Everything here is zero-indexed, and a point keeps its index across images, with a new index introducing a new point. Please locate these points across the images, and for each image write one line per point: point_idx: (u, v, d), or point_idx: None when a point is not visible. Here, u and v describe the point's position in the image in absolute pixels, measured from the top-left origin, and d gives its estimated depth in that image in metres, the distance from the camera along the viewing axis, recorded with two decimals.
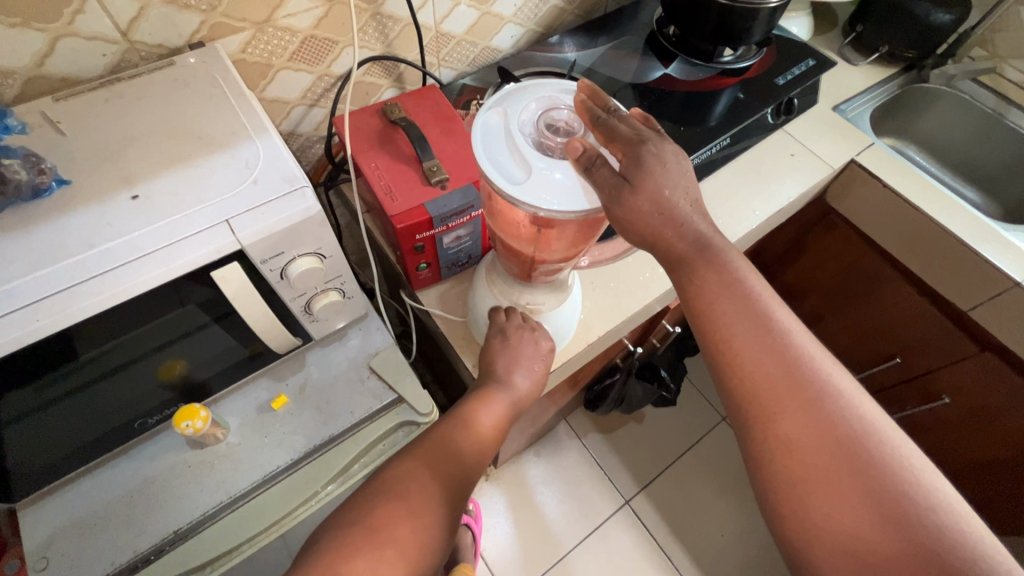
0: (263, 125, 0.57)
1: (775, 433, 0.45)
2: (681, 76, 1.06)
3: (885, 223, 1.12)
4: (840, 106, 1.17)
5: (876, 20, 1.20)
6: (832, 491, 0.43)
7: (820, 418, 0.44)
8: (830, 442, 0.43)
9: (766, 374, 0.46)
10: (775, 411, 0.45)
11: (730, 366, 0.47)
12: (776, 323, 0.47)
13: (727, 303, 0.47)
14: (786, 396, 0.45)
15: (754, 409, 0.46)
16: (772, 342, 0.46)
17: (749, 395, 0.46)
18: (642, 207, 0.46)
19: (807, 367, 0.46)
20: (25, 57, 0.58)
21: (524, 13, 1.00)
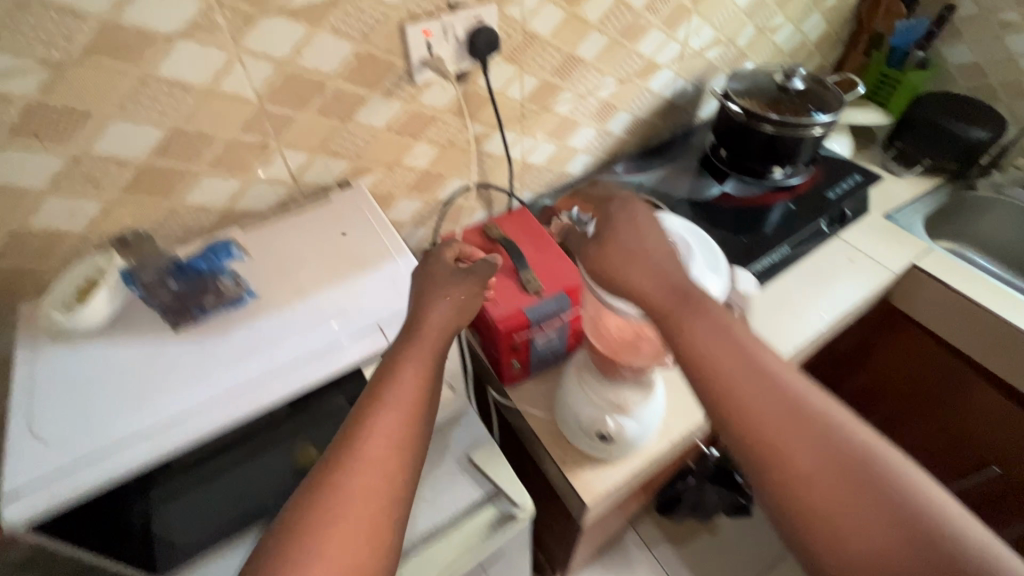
0: (402, 246, 0.70)
1: (789, 469, 0.44)
2: (736, 193, 1.17)
3: (957, 323, 1.13)
4: (891, 214, 1.25)
5: (915, 137, 1.33)
6: (858, 521, 0.41)
7: (828, 447, 0.43)
8: (841, 469, 0.43)
9: (769, 409, 0.46)
10: (783, 445, 0.44)
11: (728, 408, 0.47)
12: (765, 360, 0.49)
13: (718, 344, 0.50)
14: (791, 428, 0.45)
15: (762, 447, 0.45)
16: (765, 378, 0.47)
17: (739, 422, 0.46)
18: (612, 257, 0.59)
19: (802, 399, 0.46)
20: (224, 198, 0.75)
21: (593, 144, 1.17)
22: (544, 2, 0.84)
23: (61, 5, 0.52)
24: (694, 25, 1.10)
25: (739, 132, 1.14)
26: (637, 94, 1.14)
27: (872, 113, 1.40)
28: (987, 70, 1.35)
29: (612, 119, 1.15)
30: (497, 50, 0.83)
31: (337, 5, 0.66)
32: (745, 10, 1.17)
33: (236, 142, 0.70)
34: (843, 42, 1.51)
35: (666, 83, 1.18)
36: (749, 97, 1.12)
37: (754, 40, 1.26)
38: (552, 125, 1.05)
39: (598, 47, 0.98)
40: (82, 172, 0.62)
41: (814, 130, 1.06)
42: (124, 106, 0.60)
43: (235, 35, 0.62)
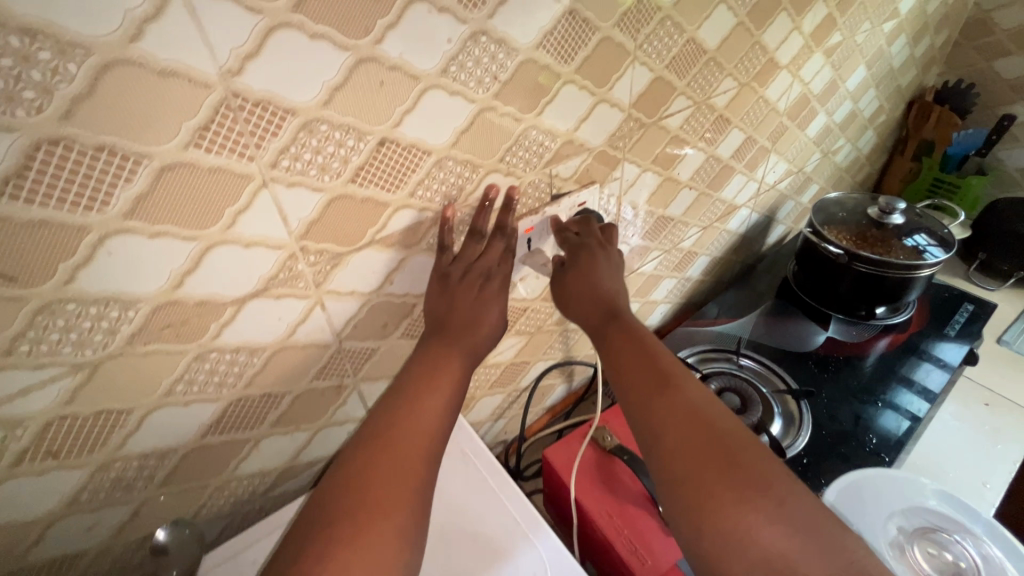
0: (534, 514, 0.53)
1: (667, 453, 0.44)
2: (842, 336, 1.04)
3: None
4: (1004, 338, 1.12)
5: (1000, 250, 1.23)
6: (728, 502, 0.40)
7: (707, 435, 0.44)
8: (716, 455, 0.43)
9: (660, 399, 0.48)
10: (665, 430, 0.46)
11: (633, 398, 0.50)
12: (668, 365, 0.51)
13: (632, 354, 0.53)
14: (677, 418, 0.46)
15: (652, 435, 0.46)
16: (662, 375, 0.50)
17: (642, 420, 0.48)
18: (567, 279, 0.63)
19: (698, 395, 0.48)
20: (285, 455, 0.58)
21: (672, 293, 1.04)
22: (642, 173, 0.74)
23: (106, 296, 0.38)
24: (771, 162, 1.02)
25: (836, 272, 1.02)
26: (716, 237, 1.04)
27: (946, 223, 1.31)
28: None
29: (692, 265, 1.04)
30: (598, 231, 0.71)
31: (437, 221, 0.54)
32: (815, 141, 1.10)
33: (307, 392, 0.55)
34: (888, 152, 1.47)
35: (741, 220, 1.09)
36: (842, 236, 1.02)
37: (819, 165, 1.19)
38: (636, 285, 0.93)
39: (686, 202, 0.88)
40: (111, 477, 0.46)
41: (928, 272, 0.95)
42: (173, 388, 0.45)
43: (319, 279, 0.49)
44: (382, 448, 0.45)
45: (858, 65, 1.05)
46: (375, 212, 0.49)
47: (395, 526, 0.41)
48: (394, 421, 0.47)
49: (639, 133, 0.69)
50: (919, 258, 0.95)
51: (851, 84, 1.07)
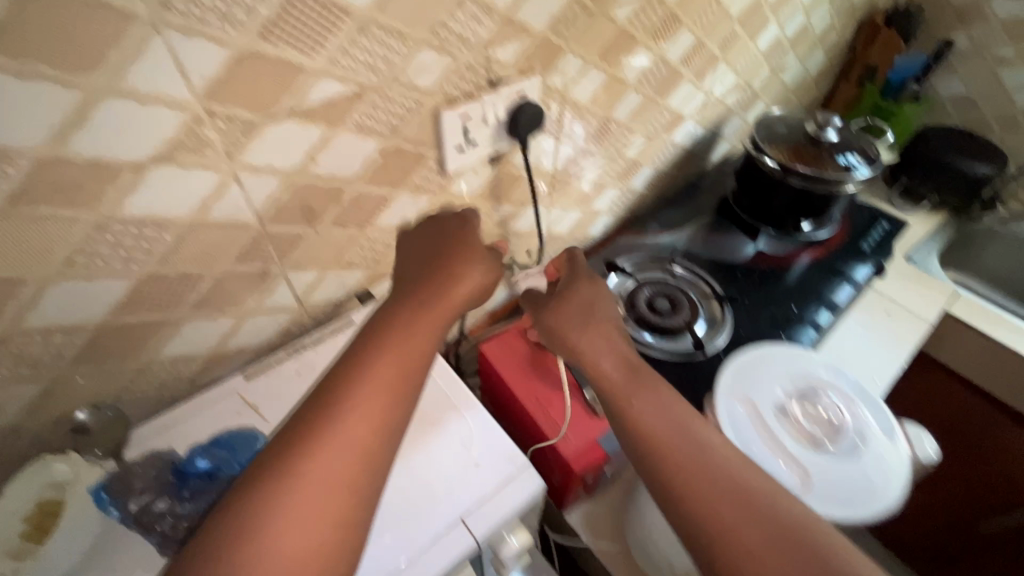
0: (465, 392, 0.58)
1: (682, 497, 0.45)
2: (769, 250, 1.10)
3: (996, 374, 1.09)
4: (910, 255, 1.22)
5: (920, 174, 1.30)
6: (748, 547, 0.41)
7: (720, 477, 0.45)
8: (732, 495, 0.44)
9: (665, 438, 0.48)
10: (676, 475, 0.46)
11: (636, 432, 0.49)
12: (666, 396, 0.51)
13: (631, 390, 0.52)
14: (688, 459, 0.46)
15: (666, 481, 0.46)
16: (665, 413, 0.50)
17: (654, 457, 0.47)
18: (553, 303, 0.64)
19: (699, 433, 0.48)
20: (212, 341, 0.57)
21: (616, 204, 1.06)
22: (586, 68, 0.72)
23: None
24: (719, 72, 1.01)
25: (771, 186, 1.07)
26: (661, 149, 1.05)
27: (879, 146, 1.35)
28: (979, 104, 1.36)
29: (636, 176, 1.05)
30: (539, 126, 0.70)
31: (362, 97, 0.51)
32: (765, 54, 1.09)
33: (229, 276, 0.53)
34: (835, 75, 1.49)
35: (687, 132, 1.09)
36: (782, 151, 1.05)
37: (768, 81, 1.20)
38: (579, 193, 0.93)
39: (632, 106, 0.86)
40: (13, 352, 0.44)
41: (852, 188, 1.01)
42: (73, 260, 0.42)
43: (231, 150, 0.45)
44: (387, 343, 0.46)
45: None
46: (290, 79, 0.45)
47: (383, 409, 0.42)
48: (403, 316, 0.48)
49: (584, 21, 0.66)
50: (847, 172, 1.00)
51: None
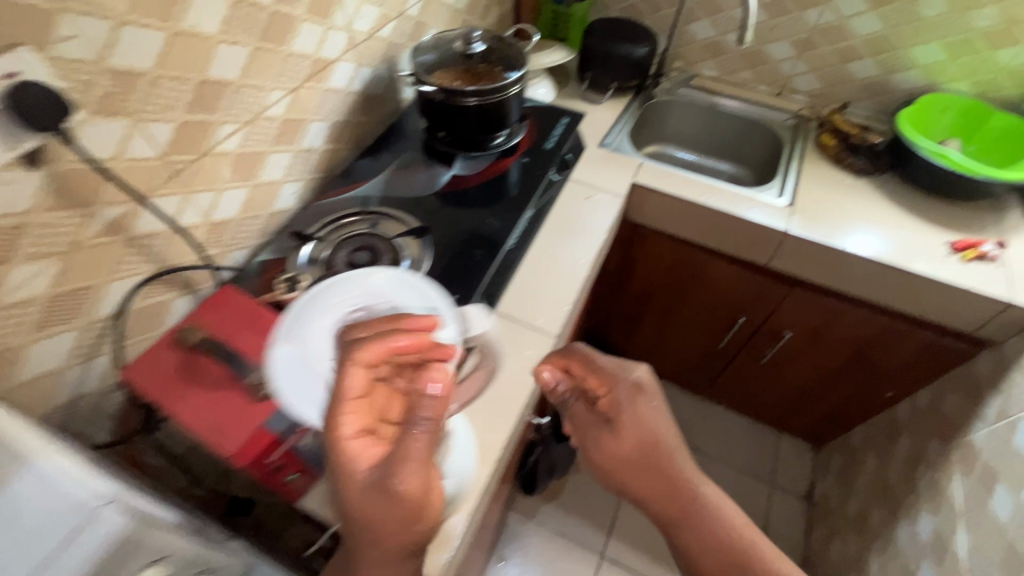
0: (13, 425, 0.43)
1: (675, 540, 0.68)
2: (466, 171, 1.09)
3: (682, 223, 1.27)
4: (604, 141, 1.34)
5: (597, 67, 1.42)
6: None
7: (706, 530, 0.66)
8: (707, 558, 0.65)
9: (665, 504, 0.69)
10: (669, 524, 0.69)
11: (684, 472, 0.70)
12: (694, 489, 0.69)
13: (651, 472, 0.70)
14: (668, 514, 0.69)
15: (666, 521, 0.69)
16: (683, 487, 0.69)
17: (678, 524, 0.68)
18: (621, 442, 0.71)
19: (708, 510, 0.68)
20: None
21: (296, 169, 0.99)
22: (117, 29, 0.62)
23: None
24: (348, 6, 0.96)
25: (445, 109, 1.06)
26: (321, 99, 0.98)
27: (559, 48, 1.44)
28: None
29: (306, 134, 0.98)
30: (72, 111, 0.59)
31: None
32: None
33: None
34: None
35: (352, 76, 1.04)
36: (451, 72, 1.09)
37: (426, 6, 1.18)
38: (227, 170, 0.84)
39: (237, 61, 0.79)
40: None
41: (513, 92, 1.05)
42: None
43: None
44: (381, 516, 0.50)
45: None
46: None
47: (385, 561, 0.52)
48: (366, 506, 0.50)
49: None
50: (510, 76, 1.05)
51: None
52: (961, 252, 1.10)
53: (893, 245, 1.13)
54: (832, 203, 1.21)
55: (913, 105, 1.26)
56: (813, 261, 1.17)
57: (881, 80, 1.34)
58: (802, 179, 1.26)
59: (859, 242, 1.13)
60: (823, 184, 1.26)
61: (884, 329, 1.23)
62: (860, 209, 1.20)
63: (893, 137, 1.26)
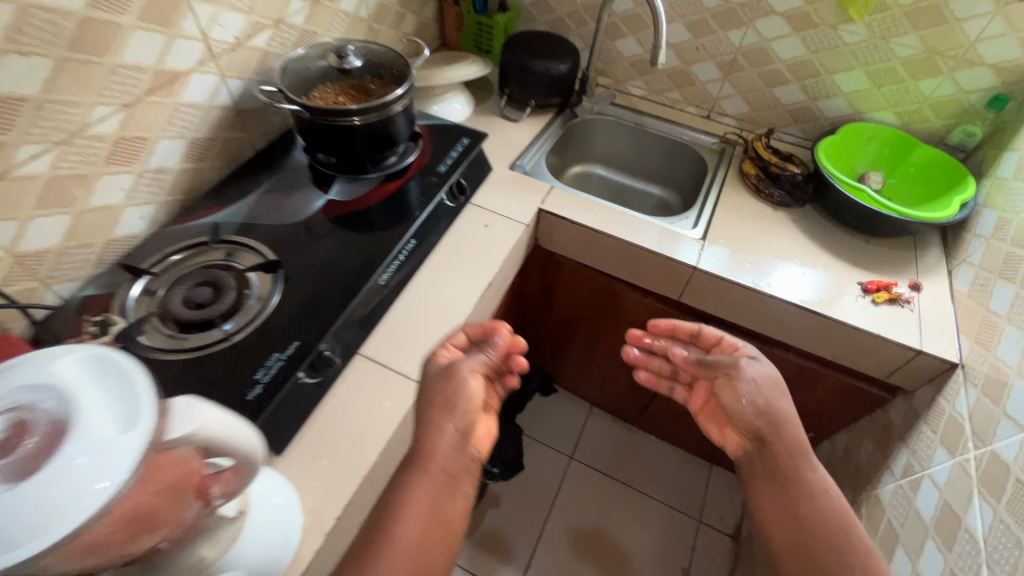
0: None
1: (789, 469, 0.73)
2: (344, 197, 1.00)
3: (592, 252, 1.20)
4: (515, 164, 1.26)
5: (514, 83, 1.35)
6: (787, 521, 0.70)
7: (808, 465, 0.73)
8: (814, 496, 0.70)
9: (781, 433, 0.75)
10: (788, 454, 0.74)
11: (782, 415, 0.77)
12: (795, 433, 0.75)
13: (778, 396, 0.78)
14: (782, 443, 0.75)
15: (778, 450, 0.75)
16: (782, 428, 0.76)
17: (781, 460, 0.74)
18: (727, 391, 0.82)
19: (800, 449, 0.74)
20: None
21: (143, 192, 0.89)
22: None
23: None
24: (203, 13, 0.87)
25: (317, 129, 0.96)
26: (171, 115, 0.88)
27: (475, 60, 1.36)
28: (552, 4, 1.42)
29: (153, 153, 0.88)
30: None
31: None
32: None
33: None
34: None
35: (214, 91, 0.95)
36: (330, 84, 1.04)
37: (315, 14, 1.09)
38: (36, 195, 0.74)
39: (39, 72, 0.69)
40: None
41: (400, 107, 0.98)
42: None
43: None
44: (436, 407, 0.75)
45: None
46: None
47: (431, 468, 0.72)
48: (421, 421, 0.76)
49: None
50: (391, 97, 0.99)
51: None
52: (872, 294, 1.04)
53: (802, 284, 1.07)
54: (746, 236, 1.15)
55: (836, 131, 1.20)
56: (725, 298, 1.11)
57: (806, 107, 1.28)
58: (718, 209, 1.20)
59: (768, 280, 1.07)
60: (739, 215, 1.19)
61: (801, 370, 1.16)
62: (774, 244, 1.14)
63: (813, 169, 1.20)
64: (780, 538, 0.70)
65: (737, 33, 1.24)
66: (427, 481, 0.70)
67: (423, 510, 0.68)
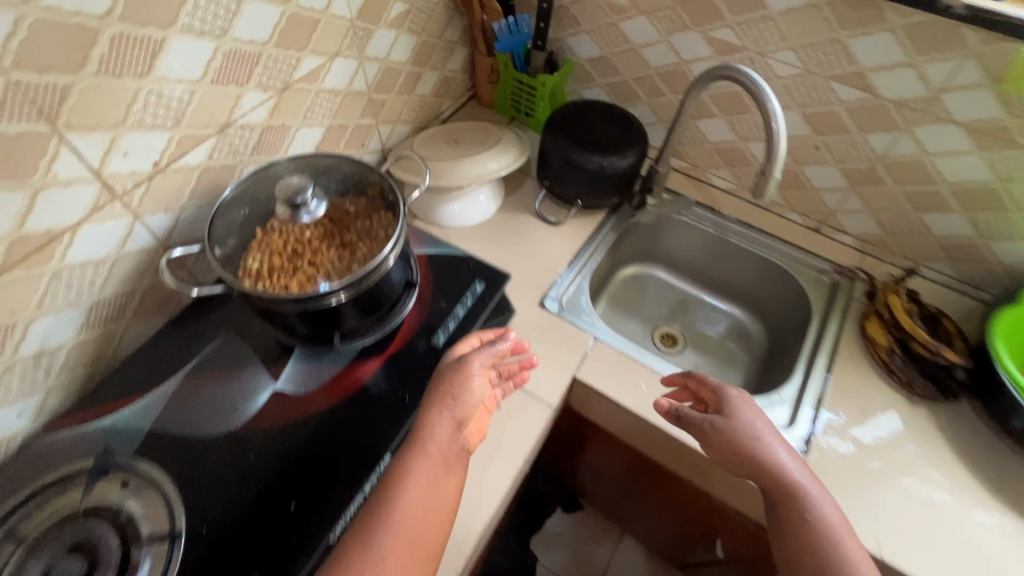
0: None
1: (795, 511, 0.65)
2: (294, 389, 0.71)
3: (642, 436, 0.87)
4: (548, 299, 0.94)
5: (555, 177, 1.01)
6: (800, 526, 0.64)
7: (835, 518, 0.65)
8: (825, 532, 0.63)
9: (811, 482, 0.67)
10: (791, 495, 0.65)
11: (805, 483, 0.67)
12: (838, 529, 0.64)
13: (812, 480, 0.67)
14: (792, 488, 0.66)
15: (780, 493, 0.66)
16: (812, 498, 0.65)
17: (792, 505, 0.65)
18: (738, 423, 0.70)
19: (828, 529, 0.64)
20: None
21: (14, 390, 0.63)
22: None
23: None
24: (94, 142, 0.59)
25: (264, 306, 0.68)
26: (50, 284, 0.62)
27: (507, 143, 1.03)
28: (616, 65, 1.05)
29: (24, 340, 0.62)
30: None
31: None
32: (215, 82, 0.68)
33: None
34: (459, 42, 1.11)
35: (125, 234, 0.67)
36: None
37: (284, 103, 0.79)
38: None
39: None
40: None
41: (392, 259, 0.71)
42: None
43: None
44: (444, 439, 0.63)
45: None
46: None
47: (425, 471, 0.60)
48: (427, 408, 0.64)
49: None
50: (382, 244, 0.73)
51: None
52: None
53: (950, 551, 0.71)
54: (874, 464, 0.78)
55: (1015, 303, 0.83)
56: None
57: (973, 244, 0.89)
58: (833, 410, 0.83)
59: (902, 542, 0.71)
60: (863, 421, 0.82)
61: None
62: (899, 450, 0.79)
63: (982, 356, 0.82)
64: (782, 535, 0.65)
65: (880, 137, 0.86)
66: (429, 487, 0.59)
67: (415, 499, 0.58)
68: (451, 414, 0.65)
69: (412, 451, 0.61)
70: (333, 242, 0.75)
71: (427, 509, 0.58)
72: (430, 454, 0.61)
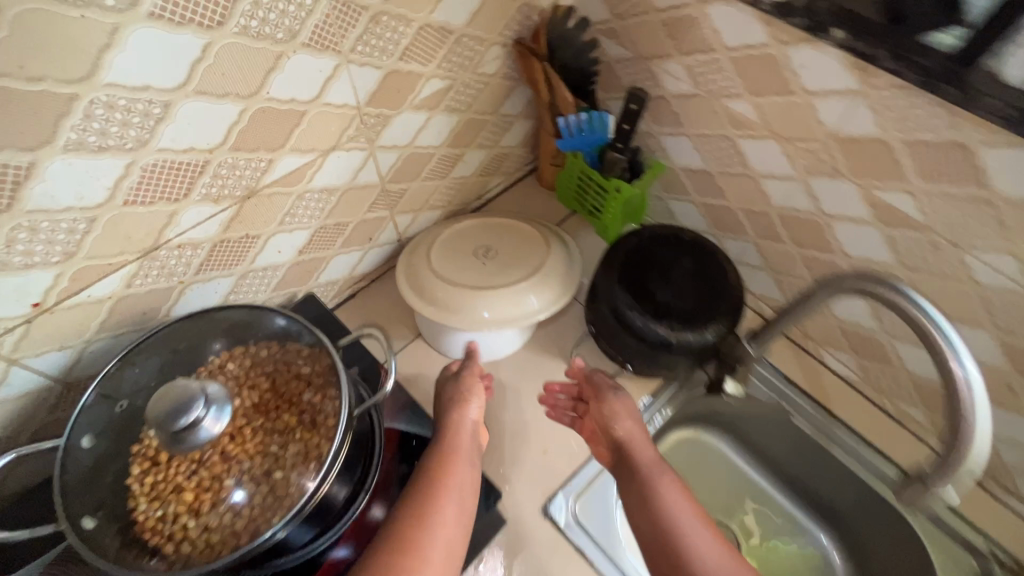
0: None
1: (662, 531, 0.58)
2: None
3: None
4: (555, 503, 0.70)
5: (602, 329, 0.75)
6: (648, 544, 0.59)
7: (684, 512, 0.60)
8: (671, 543, 0.57)
9: (649, 459, 0.65)
10: (652, 495, 0.61)
11: (656, 485, 0.62)
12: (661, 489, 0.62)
13: (670, 491, 0.61)
14: (649, 495, 0.62)
15: (639, 480, 0.63)
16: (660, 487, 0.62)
17: (651, 517, 0.60)
18: (597, 415, 0.71)
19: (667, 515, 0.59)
20: None
21: None
22: None
23: None
24: None
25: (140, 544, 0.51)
26: None
27: (549, 276, 0.78)
28: (723, 187, 0.76)
29: None
30: None
31: None
32: (130, 203, 0.49)
33: None
34: (521, 115, 0.86)
35: None
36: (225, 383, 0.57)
37: (249, 212, 0.60)
38: None
39: None
40: None
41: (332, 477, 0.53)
42: None
43: None
44: (453, 457, 0.62)
45: (110, 31, 0.39)
46: None
47: (451, 492, 0.59)
48: (450, 429, 0.66)
49: None
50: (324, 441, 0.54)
51: (125, 77, 0.42)
52: None
53: None
54: None
55: None
56: None
57: None
58: None
59: None
60: None
61: None
62: None
63: None
64: (639, 530, 0.60)
65: None
66: (460, 506, 0.58)
67: (444, 536, 0.55)
68: (466, 438, 0.66)
69: (435, 464, 0.61)
70: (264, 421, 0.56)
71: (455, 534, 0.56)
72: (459, 477, 0.61)
